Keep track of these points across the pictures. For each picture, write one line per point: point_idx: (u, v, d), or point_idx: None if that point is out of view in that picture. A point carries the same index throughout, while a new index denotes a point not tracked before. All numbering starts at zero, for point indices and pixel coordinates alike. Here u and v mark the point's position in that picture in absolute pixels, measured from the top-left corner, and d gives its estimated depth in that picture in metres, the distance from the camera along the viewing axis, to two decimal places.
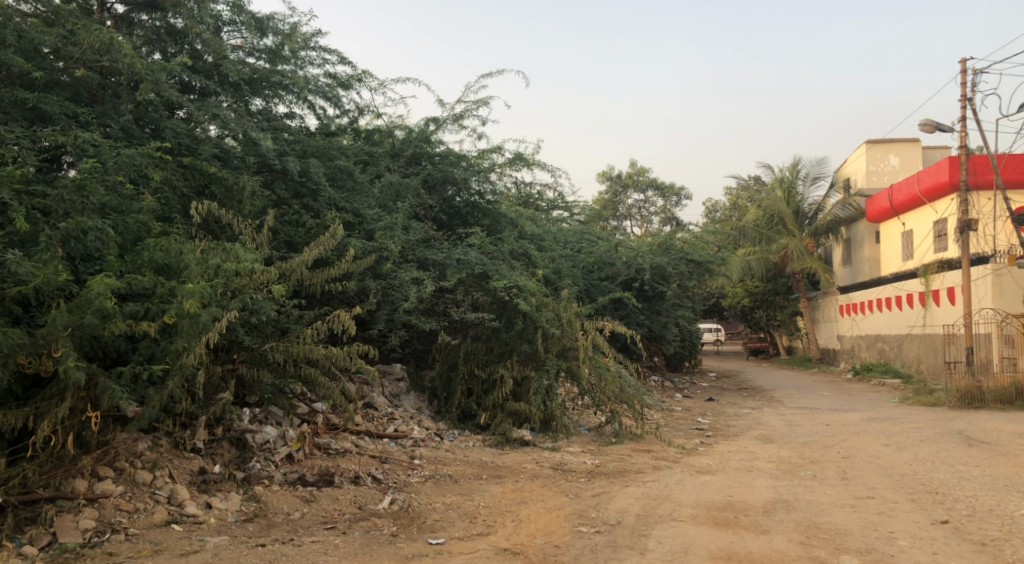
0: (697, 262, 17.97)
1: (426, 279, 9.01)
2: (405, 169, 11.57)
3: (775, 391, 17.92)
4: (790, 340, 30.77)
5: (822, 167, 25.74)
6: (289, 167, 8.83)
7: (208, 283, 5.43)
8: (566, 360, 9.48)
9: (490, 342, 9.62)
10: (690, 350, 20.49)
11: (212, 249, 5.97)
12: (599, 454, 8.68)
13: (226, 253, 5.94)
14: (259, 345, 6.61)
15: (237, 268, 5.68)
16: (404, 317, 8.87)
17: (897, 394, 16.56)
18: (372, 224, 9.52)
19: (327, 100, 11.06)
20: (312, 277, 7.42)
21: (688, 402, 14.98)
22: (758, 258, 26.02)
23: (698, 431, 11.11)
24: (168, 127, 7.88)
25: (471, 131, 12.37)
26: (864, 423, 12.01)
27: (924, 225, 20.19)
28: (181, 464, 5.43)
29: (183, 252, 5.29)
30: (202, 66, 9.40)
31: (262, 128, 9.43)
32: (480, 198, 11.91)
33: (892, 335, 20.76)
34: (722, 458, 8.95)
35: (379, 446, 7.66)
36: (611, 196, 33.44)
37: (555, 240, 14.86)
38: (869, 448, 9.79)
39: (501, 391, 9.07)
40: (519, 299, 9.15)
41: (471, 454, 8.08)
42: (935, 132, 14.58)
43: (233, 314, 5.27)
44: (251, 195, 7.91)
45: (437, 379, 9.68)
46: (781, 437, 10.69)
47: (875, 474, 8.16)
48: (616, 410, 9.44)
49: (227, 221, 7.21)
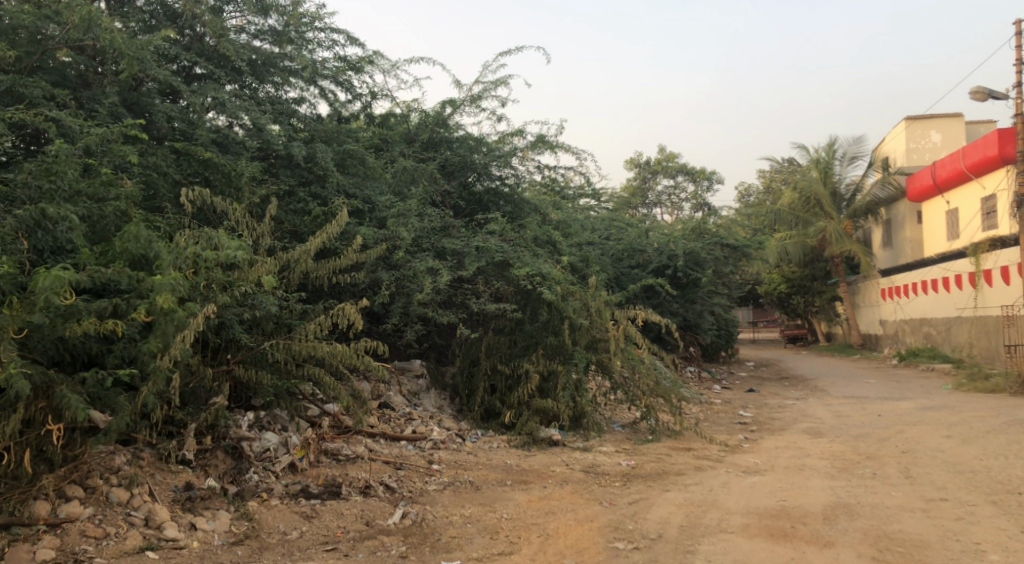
0: (732, 247, 17.09)
1: (442, 268, 8.34)
2: (421, 154, 10.92)
3: (819, 380, 16.96)
4: (830, 326, 29.59)
5: (860, 146, 24.54)
6: (295, 152, 8.26)
7: (184, 276, 4.85)
8: (596, 353, 8.80)
9: (514, 334, 8.98)
10: (726, 339, 19.60)
11: (195, 236, 5.33)
12: (635, 453, 7.97)
13: (209, 240, 5.25)
14: (257, 343, 6.09)
15: (220, 257, 5.07)
16: (420, 310, 8.23)
17: (951, 380, 15.53)
18: (384, 211, 8.86)
19: (336, 83, 10.44)
20: (316, 270, 6.85)
21: (727, 394, 14.17)
22: (796, 242, 24.95)
23: (741, 425, 10.34)
24: (161, 112, 7.34)
25: (491, 113, 11.63)
26: (920, 412, 11.09)
27: (970, 203, 19.05)
28: (165, 480, 4.89)
29: (156, 240, 4.68)
30: (202, 49, 8.88)
31: (267, 114, 8.86)
32: (502, 183, 11.22)
33: (939, 319, 19.65)
34: (769, 455, 8.17)
35: (395, 451, 7.08)
36: (639, 182, 32.54)
37: (582, 227, 14.14)
38: (931, 441, 8.90)
39: (526, 387, 8.41)
40: (544, 288, 8.48)
41: (495, 457, 7.43)
42: (988, 99, 13.50)
43: (214, 308, 4.67)
44: (251, 182, 7.34)
45: (458, 375, 9.03)
46: (831, 430, 9.87)
47: (943, 471, 7.31)
48: (651, 405, 8.72)
49: (222, 210, 6.63)
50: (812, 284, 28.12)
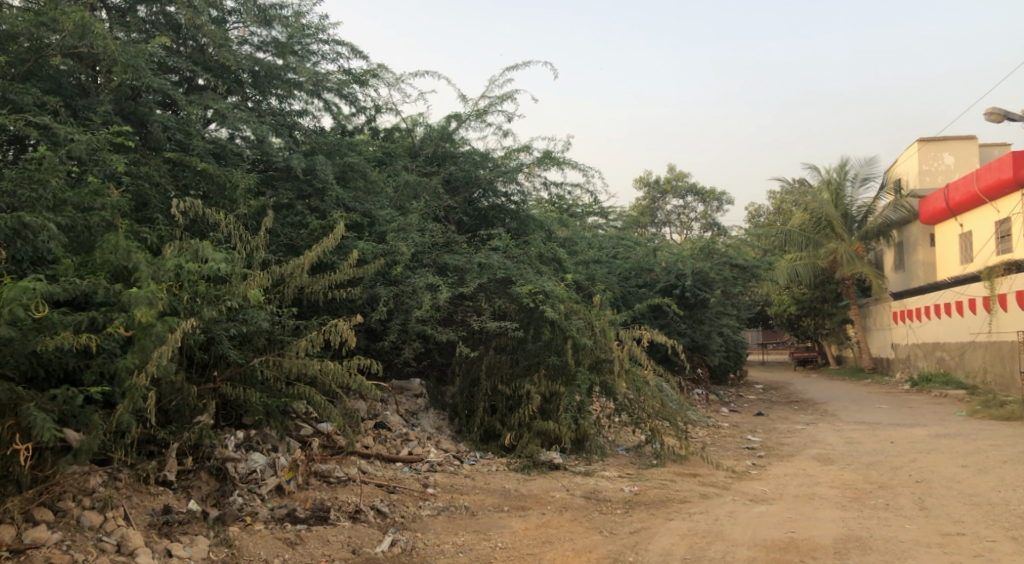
0: (742, 267, 16.82)
1: (442, 284, 8.12)
2: (425, 169, 10.75)
3: (829, 405, 16.58)
4: (841, 349, 29.16)
5: (872, 167, 24.28)
6: (294, 164, 8.12)
7: (166, 290, 4.68)
8: (600, 374, 8.55)
9: (515, 353, 8.77)
10: (734, 361, 19.28)
11: (181, 248, 5.17)
12: (638, 479, 7.68)
13: (195, 252, 5.08)
14: (246, 361, 5.92)
15: (204, 270, 4.91)
16: (419, 327, 8.02)
17: (965, 406, 15.12)
18: (384, 225, 8.69)
19: (341, 96, 10.35)
20: (311, 284, 6.68)
21: (735, 418, 13.84)
22: (806, 263, 24.63)
23: (749, 450, 10.01)
24: (157, 122, 7.22)
25: (497, 128, 11.47)
26: (934, 440, 10.71)
27: (984, 227, 18.75)
28: (143, 502, 4.69)
29: (136, 251, 4.53)
30: (203, 60, 8.81)
31: (268, 126, 8.76)
32: (507, 199, 11.06)
33: (952, 344, 19.27)
34: (778, 482, 7.86)
35: (389, 473, 6.86)
36: (648, 202, 32.37)
37: (588, 245, 13.93)
38: (946, 469, 8.50)
39: (528, 408, 8.16)
40: (546, 306, 8.25)
41: (493, 481, 7.17)
42: (1004, 121, 13.24)
43: (195, 323, 4.49)
44: (247, 194, 7.19)
45: (458, 395, 8.80)
46: (842, 457, 9.53)
47: (960, 503, 6.91)
48: (656, 428, 8.45)
49: (215, 222, 6.48)
50: (823, 306, 27.73)
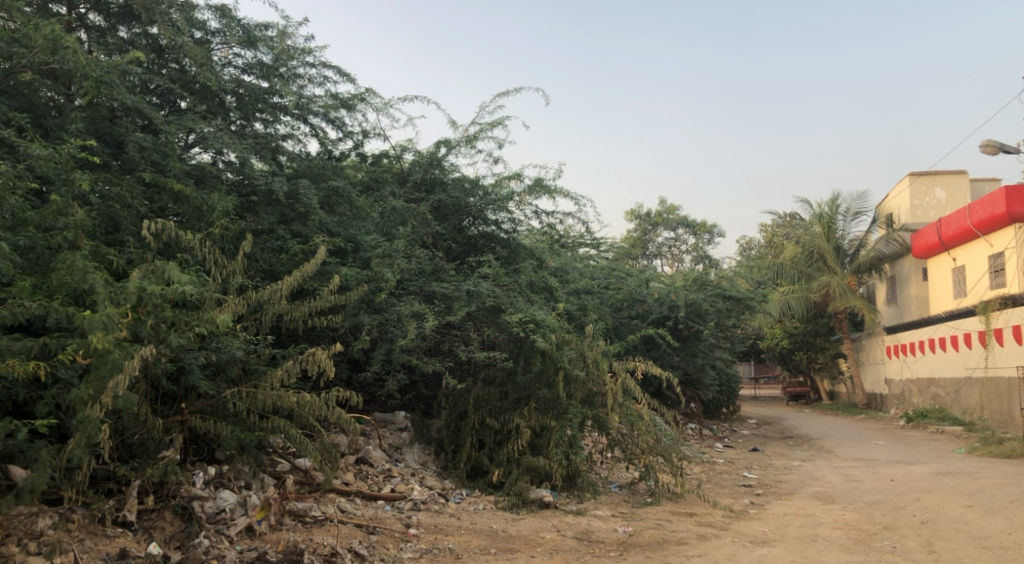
0: (735, 299, 16.59)
1: (429, 312, 7.81)
2: (413, 195, 10.49)
3: (825, 440, 16.25)
4: (834, 384, 28.90)
5: (863, 201, 24.28)
6: (276, 187, 7.86)
7: (126, 314, 4.40)
8: (593, 408, 8.24)
9: (505, 386, 8.47)
10: (728, 395, 18.95)
11: (147, 271, 4.92)
12: (632, 519, 7.31)
13: (160, 273, 4.80)
14: (218, 392, 5.65)
15: (170, 293, 4.62)
16: (403, 357, 7.69)
17: (964, 443, 14.79)
18: (369, 251, 8.41)
19: (328, 121, 10.19)
20: (291, 311, 6.41)
21: (730, 453, 13.49)
22: (799, 296, 24.46)
23: (746, 488, 9.65)
24: (132, 142, 6.98)
25: (487, 154, 11.29)
26: (935, 478, 10.38)
27: (977, 262, 18.65)
28: (97, 546, 4.27)
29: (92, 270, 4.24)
30: (186, 81, 8.68)
31: (250, 149, 8.55)
32: (498, 228, 10.82)
33: (947, 379, 19.05)
34: (778, 523, 7.50)
35: (370, 512, 6.50)
36: (640, 234, 32.27)
37: (580, 275, 13.69)
38: (951, 509, 8.15)
39: (517, 443, 7.80)
40: (537, 336, 7.96)
41: (480, 521, 6.79)
42: (999, 153, 13.18)
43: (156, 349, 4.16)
44: (224, 218, 6.95)
45: (444, 429, 8.44)
46: (842, 496, 9.17)
47: (969, 546, 6.56)
48: (651, 464, 8.10)
49: (189, 245, 6.19)
50: (815, 340, 27.51)
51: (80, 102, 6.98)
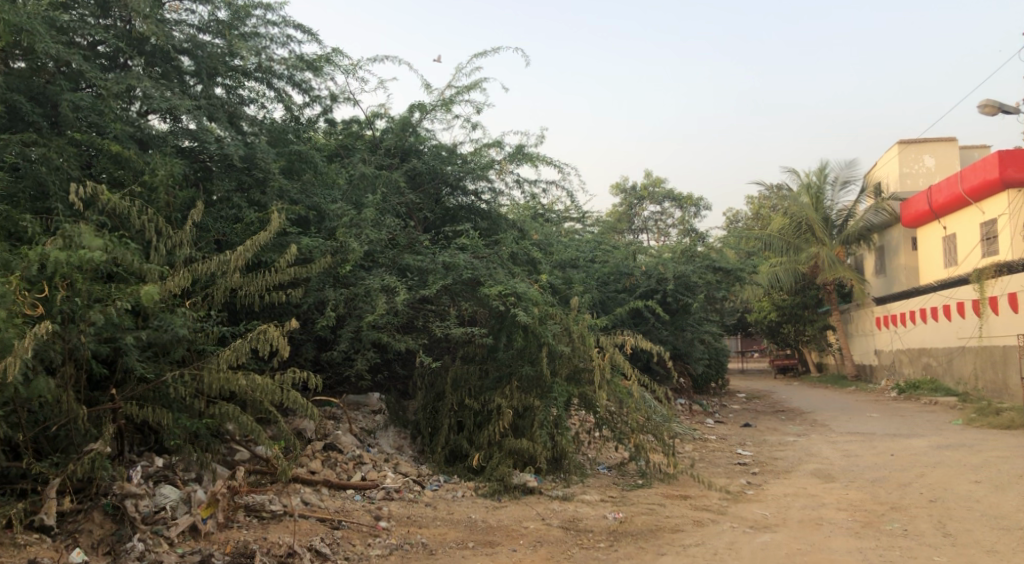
0: (725, 271, 16.06)
1: (399, 285, 7.20)
2: (386, 163, 9.79)
3: (816, 413, 15.88)
4: (822, 356, 28.66)
5: (852, 170, 23.79)
6: (231, 151, 7.15)
7: (20, 287, 3.94)
8: (579, 385, 7.69)
9: (485, 363, 7.93)
10: (716, 369, 18.52)
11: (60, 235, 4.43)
12: (623, 504, 6.79)
13: (70, 237, 4.26)
14: (158, 374, 5.07)
15: (79, 261, 4.09)
16: (373, 334, 7.07)
17: (959, 415, 14.42)
18: (335, 221, 7.75)
19: (293, 85, 9.48)
20: (245, 285, 5.85)
21: (721, 429, 13.06)
22: (787, 268, 24.03)
23: (741, 467, 9.18)
24: (66, 100, 6.30)
25: (464, 120, 10.63)
26: (936, 452, 9.95)
27: (969, 230, 18.25)
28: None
29: None
30: (132, 38, 7.97)
31: (205, 113, 7.87)
32: (477, 198, 10.23)
33: (939, 349, 18.74)
34: (779, 505, 7.02)
35: (337, 503, 5.94)
36: (625, 208, 31.72)
37: (565, 248, 13.12)
38: (959, 486, 7.70)
39: (498, 424, 7.25)
40: (518, 310, 7.40)
41: (459, 510, 6.25)
42: (999, 114, 12.65)
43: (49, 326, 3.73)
44: (170, 183, 6.29)
45: (421, 411, 7.88)
46: (842, 473, 8.72)
47: (986, 528, 6.07)
48: (641, 444, 7.58)
49: (125, 212, 5.53)
50: (803, 313, 27.06)
51: (22, 65, 6.55)
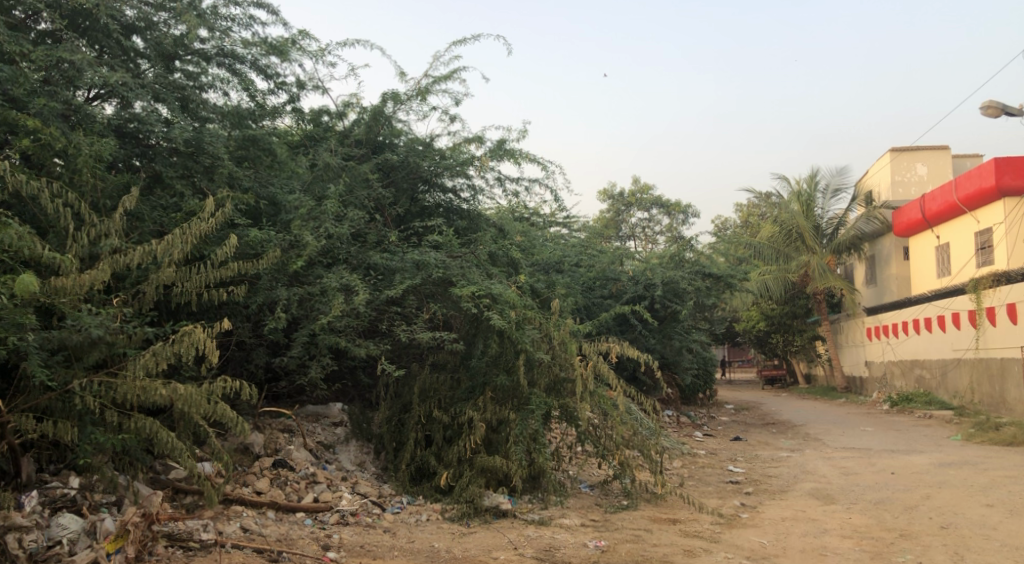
0: (715, 277, 15.52)
1: (360, 284, 6.53)
2: (356, 156, 9.09)
3: (808, 427, 15.25)
4: (810, 366, 28.16)
5: (842, 178, 23.28)
6: (176, 134, 6.42)
7: None
8: (559, 396, 7.02)
9: (457, 372, 7.26)
10: (704, 380, 17.90)
11: None
12: (606, 529, 6.10)
13: None
14: (67, 383, 4.35)
15: None
16: (330, 339, 6.38)
17: (958, 430, 13.85)
18: (291, 213, 7.08)
19: (257, 70, 8.70)
20: (180, 280, 5.14)
21: (710, 443, 12.43)
22: (777, 277, 23.54)
23: (733, 486, 8.53)
24: None
25: (442, 112, 9.97)
26: (939, 470, 9.34)
27: (963, 239, 17.77)
28: None
29: None
30: (71, 11, 7.23)
31: (151, 94, 7.13)
32: (456, 196, 9.58)
33: (934, 360, 18.21)
34: (778, 531, 6.36)
35: (281, 530, 5.21)
36: (613, 215, 31.14)
37: (548, 251, 12.49)
38: (971, 510, 7.08)
39: (469, 440, 6.54)
40: (492, 314, 6.74)
41: (422, 538, 5.54)
42: (1002, 116, 12.14)
43: None
44: (99, 164, 5.56)
45: (386, 424, 7.16)
46: (843, 493, 8.09)
47: (1009, 560, 5.45)
48: (626, 462, 6.91)
49: (36, 193, 4.79)
50: (792, 323, 26.53)
51: None
